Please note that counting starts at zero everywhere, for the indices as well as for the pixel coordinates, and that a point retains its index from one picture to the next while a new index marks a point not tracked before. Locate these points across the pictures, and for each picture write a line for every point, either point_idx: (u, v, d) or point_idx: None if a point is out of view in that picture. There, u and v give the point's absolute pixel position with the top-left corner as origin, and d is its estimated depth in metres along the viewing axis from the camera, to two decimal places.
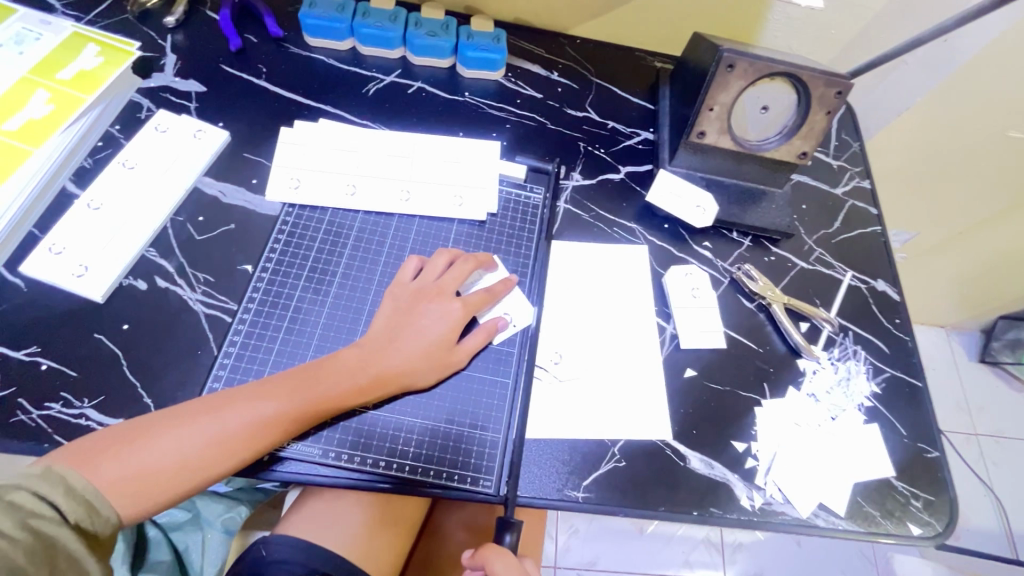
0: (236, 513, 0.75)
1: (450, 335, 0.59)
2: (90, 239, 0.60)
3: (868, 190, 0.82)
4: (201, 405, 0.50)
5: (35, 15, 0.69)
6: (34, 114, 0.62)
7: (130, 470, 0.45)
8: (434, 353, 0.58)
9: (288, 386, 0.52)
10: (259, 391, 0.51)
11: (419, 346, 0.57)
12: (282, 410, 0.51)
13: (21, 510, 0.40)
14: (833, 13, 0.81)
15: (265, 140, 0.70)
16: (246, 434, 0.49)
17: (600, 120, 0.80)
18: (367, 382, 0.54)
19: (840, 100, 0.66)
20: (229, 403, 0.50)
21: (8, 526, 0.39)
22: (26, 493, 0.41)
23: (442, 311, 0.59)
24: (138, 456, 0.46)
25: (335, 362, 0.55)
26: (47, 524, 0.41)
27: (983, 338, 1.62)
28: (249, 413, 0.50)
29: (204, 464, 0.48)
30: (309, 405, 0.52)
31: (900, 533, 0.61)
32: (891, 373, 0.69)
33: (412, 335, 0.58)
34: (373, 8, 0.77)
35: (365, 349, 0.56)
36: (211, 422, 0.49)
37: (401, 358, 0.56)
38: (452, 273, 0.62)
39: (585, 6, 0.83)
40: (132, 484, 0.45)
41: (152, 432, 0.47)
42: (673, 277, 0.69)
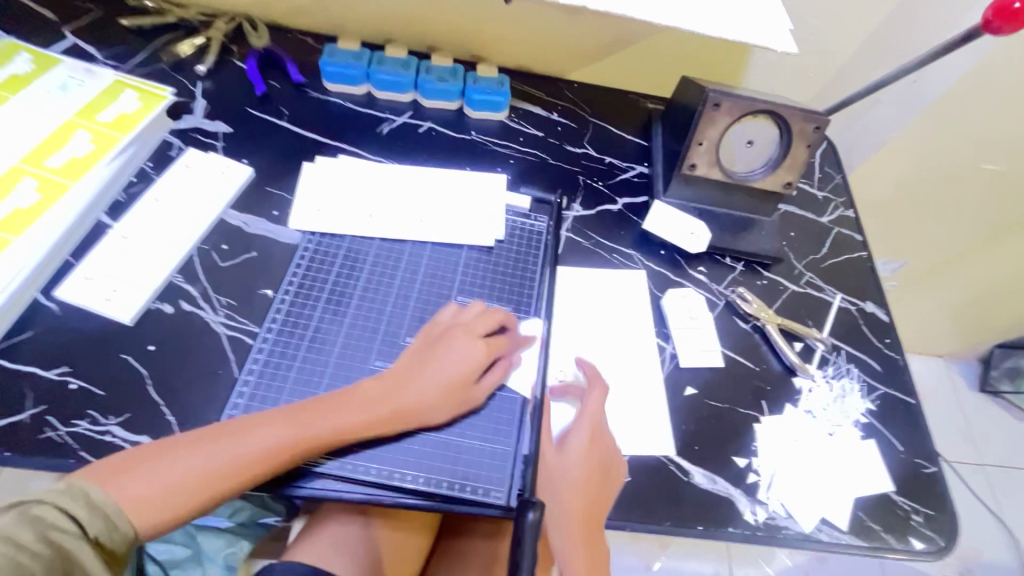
0: (235, 548, 0.83)
1: (473, 372, 0.60)
2: (122, 266, 0.64)
3: (852, 219, 0.87)
4: (227, 429, 0.52)
5: (80, 65, 0.76)
6: (76, 152, 0.68)
7: (151, 489, 0.47)
8: (451, 390, 0.59)
9: (309, 413, 0.54)
10: (281, 416, 0.53)
11: (439, 382, 0.58)
12: (300, 436, 0.53)
13: (45, 525, 0.43)
14: (808, 58, 0.89)
15: (285, 175, 0.75)
16: (262, 460, 0.51)
17: (597, 156, 0.86)
18: (386, 414, 0.56)
19: (818, 135, 0.72)
20: (251, 427, 0.52)
21: (30, 538, 0.42)
22: (48, 508, 0.43)
23: (465, 348, 0.60)
24: (161, 474, 0.48)
25: (358, 393, 0.57)
26: (66, 538, 0.43)
27: (981, 367, 1.65)
28: (270, 435, 0.52)
29: (220, 483, 0.49)
30: (327, 434, 0.53)
31: (903, 548, 0.61)
32: (884, 390, 0.72)
33: (434, 369, 0.59)
34: (387, 57, 0.85)
35: (387, 380, 0.58)
36: (232, 445, 0.51)
37: (419, 391, 0.58)
38: (482, 318, 0.64)
39: (580, 53, 0.91)
40: (152, 500, 0.47)
41: (175, 451, 0.50)
42: (670, 299, 0.73)
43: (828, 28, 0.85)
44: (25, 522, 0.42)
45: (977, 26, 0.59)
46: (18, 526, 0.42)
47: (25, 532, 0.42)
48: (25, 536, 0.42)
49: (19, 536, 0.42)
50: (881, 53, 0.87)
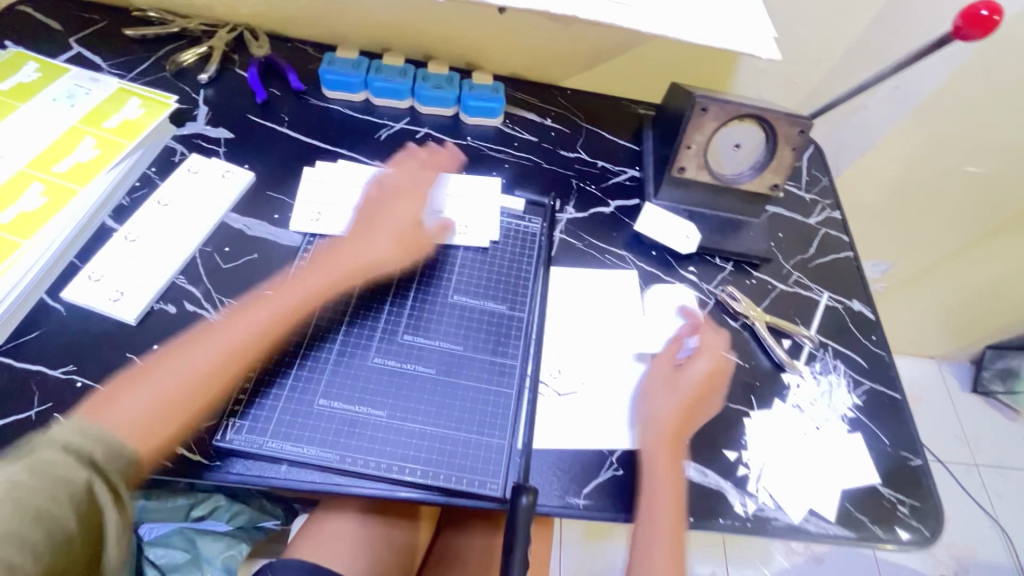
0: (233, 550, 0.93)
1: (410, 221, 0.73)
2: (126, 267, 0.65)
3: (839, 220, 0.89)
4: (192, 346, 0.60)
5: (85, 74, 0.78)
6: (82, 157, 0.69)
7: (139, 404, 0.54)
8: (398, 242, 0.71)
9: (261, 305, 0.64)
10: (236, 318, 0.62)
11: (381, 243, 0.70)
12: (258, 324, 0.62)
13: (48, 463, 0.45)
14: (793, 65, 0.91)
15: (286, 179, 0.77)
16: (231, 354, 0.59)
17: (590, 160, 0.88)
18: (337, 282, 0.67)
19: (802, 138, 0.74)
20: (208, 336, 0.60)
21: (33, 478, 0.44)
22: (49, 450, 0.46)
23: (399, 212, 0.73)
24: (145, 390, 0.55)
25: (303, 277, 0.67)
26: (69, 471, 0.46)
27: (973, 368, 1.67)
28: (232, 332, 0.61)
29: (201, 383, 0.57)
30: (279, 317, 0.63)
31: (890, 538, 0.63)
32: (870, 386, 0.73)
33: (372, 238, 0.71)
34: (385, 65, 0.87)
35: (327, 261, 0.68)
36: (202, 351, 0.59)
37: (360, 257, 0.69)
38: (406, 196, 0.75)
39: (573, 61, 0.93)
40: (144, 417, 0.53)
41: (152, 375, 0.56)
42: (661, 298, 0.75)
43: (812, 35, 0.88)
44: (27, 467, 0.45)
45: (948, 33, 0.62)
46: (22, 471, 0.44)
47: (29, 474, 0.44)
48: (28, 478, 0.44)
49: (23, 478, 0.44)
50: (863, 60, 0.90)
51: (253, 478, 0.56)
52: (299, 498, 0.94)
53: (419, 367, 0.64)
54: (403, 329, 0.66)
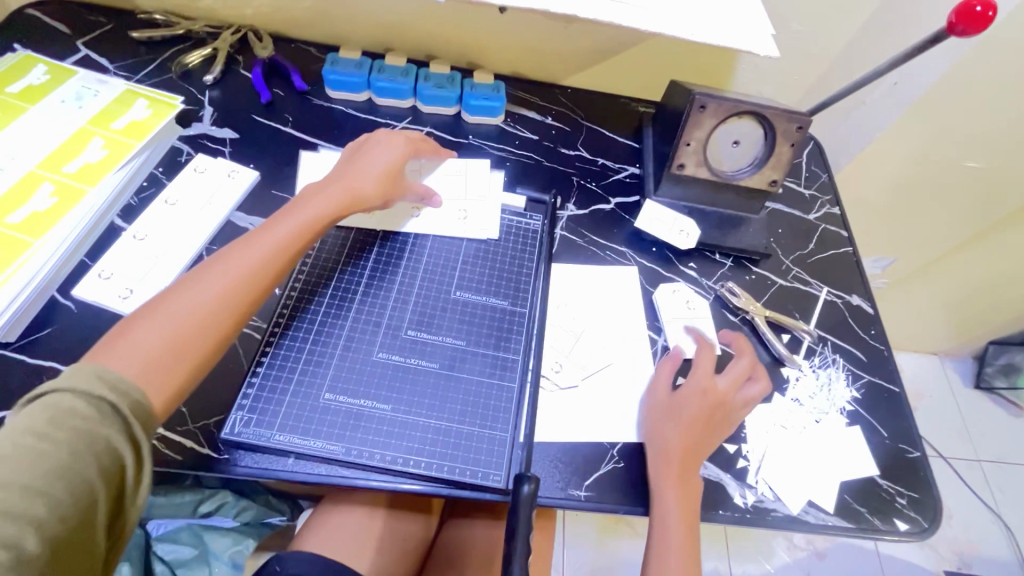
0: (242, 546, 0.94)
1: (399, 162, 0.72)
2: (135, 265, 0.66)
3: (838, 216, 0.90)
4: (179, 286, 0.54)
5: (93, 76, 0.79)
6: (90, 158, 0.71)
7: (138, 348, 0.49)
8: (384, 176, 0.70)
9: (255, 240, 0.60)
10: (228, 254, 0.58)
11: (368, 177, 0.69)
12: (259, 256, 0.58)
13: (60, 408, 0.42)
14: (792, 61, 0.92)
15: (290, 178, 0.78)
16: (230, 291, 0.55)
17: (590, 157, 0.89)
18: (332, 212, 0.65)
19: (801, 134, 0.75)
20: (204, 274, 0.56)
21: (46, 424, 0.41)
22: (62, 393, 0.43)
23: (384, 150, 0.72)
24: (140, 333, 0.50)
25: (293, 209, 0.64)
26: (83, 420, 0.42)
27: (976, 364, 1.67)
28: (233, 267, 0.56)
29: (201, 322, 0.52)
30: (282, 247, 0.60)
31: (888, 529, 0.64)
32: (868, 378, 0.74)
33: (359, 173, 0.69)
34: (387, 65, 0.88)
35: (311, 195, 0.66)
36: (195, 290, 0.54)
37: (349, 191, 0.67)
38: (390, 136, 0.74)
39: (573, 59, 0.94)
40: (153, 359, 0.49)
41: (147, 314, 0.51)
42: (662, 294, 0.76)
43: (810, 32, 0.88)
44: (42, 411, 0.42)
45: (942, 30, 0.63)
46: (37, 417, 0.41)
47: (42, 419, 0.41)
48: (42, 423, 0.41)
49: (38, 425, 0.41)
50: (861, 56, 0.90)
51: (261, 470, 0.58)
52: (304, 495, 0.99)
53: (423, 361, 0.65)
54: (407, 325, 0.67)
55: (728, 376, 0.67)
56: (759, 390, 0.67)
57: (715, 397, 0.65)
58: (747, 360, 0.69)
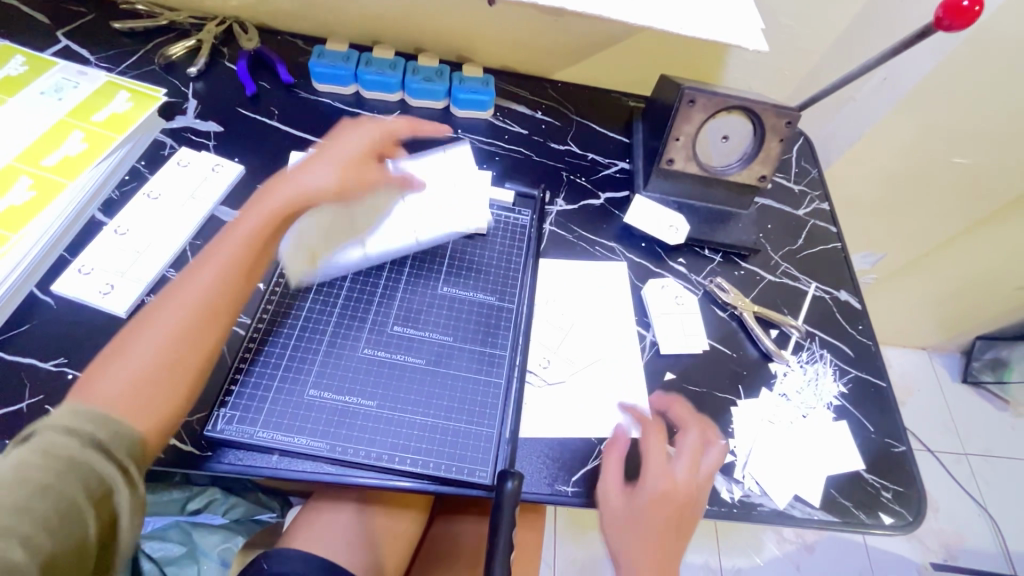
0: (231, 543, 0.91)
1: (366, 148, 0.68)
2: (116, 261, 0.65)
3: (827, 211, 0.90)
4: (144, 323, 0.54)
5: (73, 67, 0.77)
6: (70, 151, 0.69)
7: (112, 389, 0.49)
8: (352, 166, 0.66)
9: (217, 253, 0.59)
10: (190, 276, 0.57)
11: (326, 167, 0.65)
12: (220, 269, 0.57)
13: (48, 444, 0.43)
14: (782, 56, 0.92)
15: (275, 172, 0.77)
16: (193, 318, 0.54)
17: (580, 152, 0.88)
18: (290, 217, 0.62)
19: (790, 129, 0.75)
20: (168, 300, 0.55)
21: (37, 456, 0.42)
22: (50, 429, 0.44)
23: (352, 139, 0.68)
24: (112, 375, 0.50)
25: (248, 219, 0.61)
26: (73, 449, 0.43)
27: (963, 359, 1.69)
28: (196, 287, 0.56)
29: (169, 355, 0.52)
30: (235, 263, 0.58)
31: (873, 522, 0.64)
32: (856, 373, 0.75)
33: (317, 165, 0.65)
34: (375, 58, 0.87)
35: (264, 195, 0.63)
36: (157, 324, 0.53)
37: (304, 184, 0.64)
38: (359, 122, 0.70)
39: (563, 53, 0.93)
40: (127, 393, 0.50)
41: (122, 352, 0.52)
42: (650, 289, 0.75)
43: (800, 27, 0.88)
44: (32, 446, 0.42)
45: (930, 24, 0.63)
46: (26, 451, 0.42)
47: (32, 453, 0.42)
48: (32, 457, 0.42)
49: (29, 457, 0.42)
50: (851, 52, 0.90)
51: (244, 467, 0.57)
52: (294, 493, 0.99)
53: (408, 357, 0.64)
54: (393, 321, 0.67)
55: (683, 461, 0.61)
56: (717, 457, 0.63)
57: (679, 496, 0.59)
58: (695, 430, 0.64)
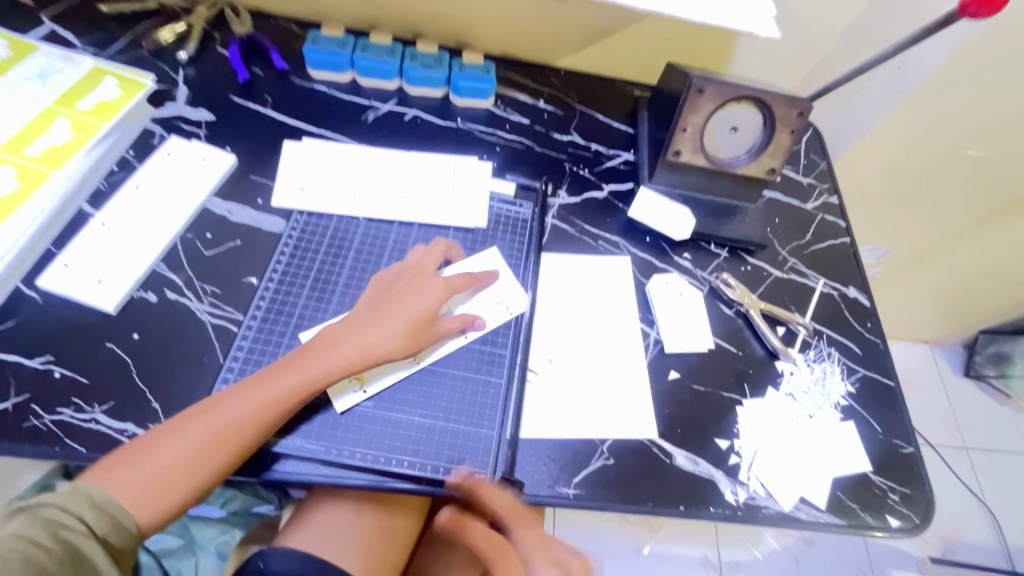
0: (228, 537, 0.87)
1: (427, 314, 0.61)
2: (103, 255, 0.63)
3: (836, 205, 0.88)
4: (189, 415, 0.53)
5: (58, 51, 0.75)
6: (56, 140, 0.67)
7: (140, 480, 0.49)
8: (412, 329, 0.60)
9: (283, 372, 0.56)
10: (248, 386, 0.55)
11: (396, 324, 0.60)
12: (280, 395, 0.54)
13: (52, 523, 0.45)
14: (793, 44, 0.89)
15: (268, 163, 0.75)
16: (232, 426, 0.52)
17: (584, 143, 0.86)
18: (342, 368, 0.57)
19: (801, 121, 0.72)
20: (219, 404, 0.53)
21: (44, 536, 0.45)
22: (56, 510, 0.46)
23: (419, 296, 0.62)
24: (142, 469, 0.50)
25: (324, 343, 0.58)
26: (76, 534, 0.46)
27: (966, 352, 1.68)
28: (248, 404, 0.53)
29: (199, 460, 0.51)
30: (288, 390, 0.55)
31: (880, 526, 0.63)
32: (864, 373, 0.73)
33: (386, 318, 0.60)
34: (371, 44, 0.84)
35: (338, 328, 0.59)
36: (200, 426, 0.52)
37: (376, 335, 0.59)
38: (429, 257, 0.66)
39: (567, 40, 0.90)
40: (149, 488, 0.49)
41: (158, 440, 0.51)
42: (654, 285, 0.73)
43: (812, 14, 0.85)
44: (37, 522, 0.45)
45: (954, 11, 0.60)
46: (30, 526, 0.45)
47: (37, 529, 0.45)
48: (37, 534, 0.45)
49: (33, 534, 0.44)
50: (865, 41, 0.87)
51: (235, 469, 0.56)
52: None
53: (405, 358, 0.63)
54: None
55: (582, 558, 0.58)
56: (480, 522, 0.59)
57: None
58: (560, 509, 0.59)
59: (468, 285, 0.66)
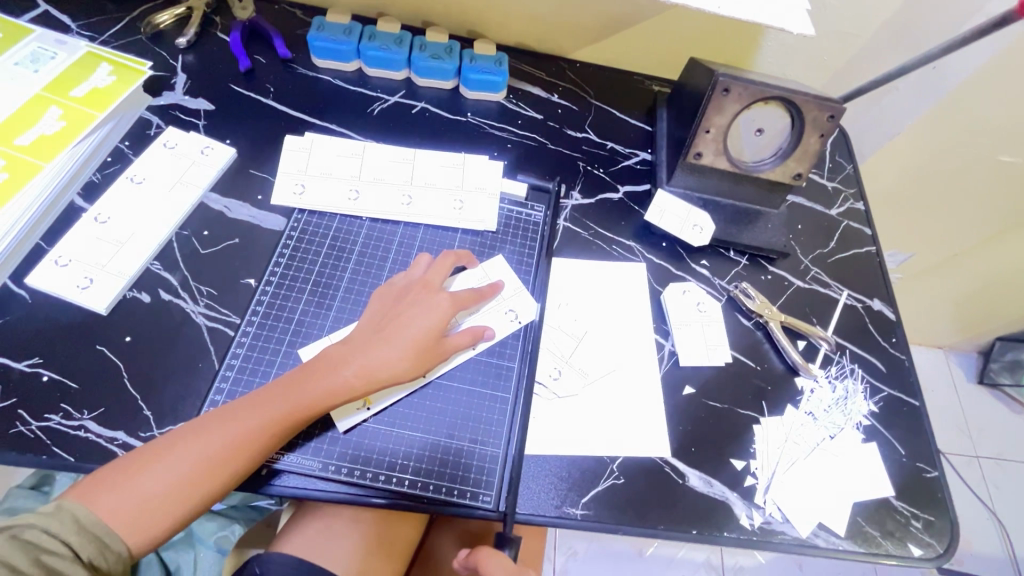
0: (229, 531, 0.75)
1: (433, 332, 0.58)
2: (96, 252, 0.61)
3: (862, 212, 0.84)
4: (183, 433, 0.50)
5: (51, 35, 0.71)
6: (46, 130, 0.64)
7: (129, 503, 0.47)
8: (418, 349, 0.57)
9: (280, 393, 0.53)
10: (243, 406, 0.52)
11: (402, 345, 0.57)
12: (275, 417, 0.52)
13: (34, 547, 0.43)
14: (823, 40, 0.84)
15: (269, 156, 0.71)
16: (229, 450, 0.50)
17: (599, 141, 0.82)
18: (345, 390, 0.54)
19: (833, 124, 0.68)
20: (212, 425, 0.51)
21: (23, 562, 0.42)
22: (39, 532, 0.44)
23: (424, 312, 0.59)
24: (131, 491, 0.47)
25: (324, 364, 0.55)
26: (59, 561, 0.44)
27: (981, 359, 1.63)
28: (242, 425, 0.51)
29: (193, 483, 0.49)
30: (287, 412, 0.52)
31: (901, 554, 0.60)
32: (888, 392, 0.69)
33: (392, 338, 0.57)
34: (379, 32, 0.80)
35: (340, 349, 0.56)
36: (194, 448, 0.49)
37: (379, 357, 0.56)
38: (435, 270, 0.63)
39: (583, 31, 0.86)
40: (139, 512, 0.47)
41: (147, 460, 0.49)
42: (671, 295, 0.70)
43: (846, 10, 0.80)
44: (17, 547, 0.43)
45: (1009, 12, 0.55)
46: (10, 550, 0.43)
47: (18, 555, 0.43)
48: (17, 560, 0.42)
49: (13, 560, 0.42)
50: (901, 38, 0.82)
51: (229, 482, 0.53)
52: None
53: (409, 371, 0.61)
54: None
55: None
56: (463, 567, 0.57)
57: None
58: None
59: (474, 300, 0.62)
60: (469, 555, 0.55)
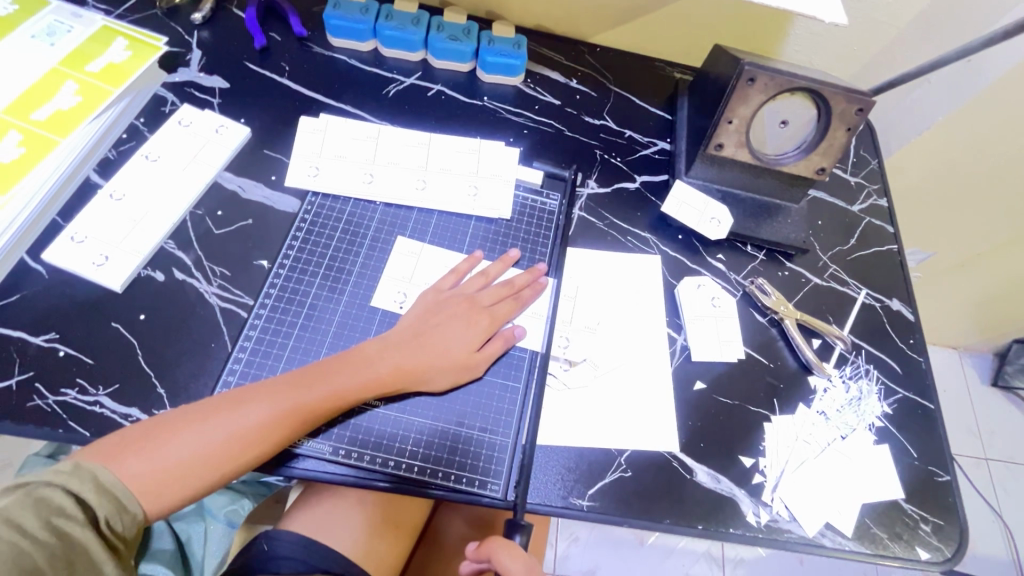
0: (239, 505, 0.76)
1: (470, 344, 0.60)
2: (111, 229, 0.61)
3: (885, 209, 0.82)
4: (213, 406, 0.51)
5: (67, 8, 0.71)
6: (62, 105, 0.63)
7: (151, 469, 0.48)
8: (455, 358, 0.59)
9: (312, 379, 0.54)
10: (278, 385, 0.53)
11: (440, 352, 0.58)
12: (306, 402, 0.53)
13: (47, 509, 0.43)
14: (855, 28, 0.81)
15: (283, 136, 0.71)
16: (258, 429, 0.51)
17: (617, 129, 0.80)
18: (378, 384, 0.56)
19: (861, 118, 0.65)
20: (247, 401, 0.51)
21: (34, 525, 0.42)
22: (55, 490, 0.44)
23: (467, 325, 0.60)
24: (154, 457, 0.48)
25: (362, 359, 0.56)
26: (70, 524, 0.43)
27: (996, 362, 1.60)
28: (270, 405, 0.52)
29: (218, 456, 0.50)
30: (319, 399, 0.53)
31: (907, 556, 0.60)
32: (903, 395, 0.68)
33: (430, 343, 0.59)
34: (396, 11, 0.78)
35: (378, 345, 0.58)
36: (223, 422, 0.50)
37: (416, 360, 0.57)
38: (477, 279, 0.64)
39: (606, 14, 0.83)
40: (160, 478, 0.48)
41: (178, 427, 0.49)
42: (686, 289, 0.69)
43: None
44: (30, 506, 0.43)
45: None
46: (21, 509, 0.42)
47: (28, 516, 0.42)
48: (27, 520, 0.42)
49: (22, 520, 0.42)
50: (937, 28, 0.79)
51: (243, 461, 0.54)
52: None
53: None
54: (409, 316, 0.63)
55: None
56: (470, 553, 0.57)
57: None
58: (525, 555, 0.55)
59: (514, 310, 0.64)
60: (481, 546, 0.55)
